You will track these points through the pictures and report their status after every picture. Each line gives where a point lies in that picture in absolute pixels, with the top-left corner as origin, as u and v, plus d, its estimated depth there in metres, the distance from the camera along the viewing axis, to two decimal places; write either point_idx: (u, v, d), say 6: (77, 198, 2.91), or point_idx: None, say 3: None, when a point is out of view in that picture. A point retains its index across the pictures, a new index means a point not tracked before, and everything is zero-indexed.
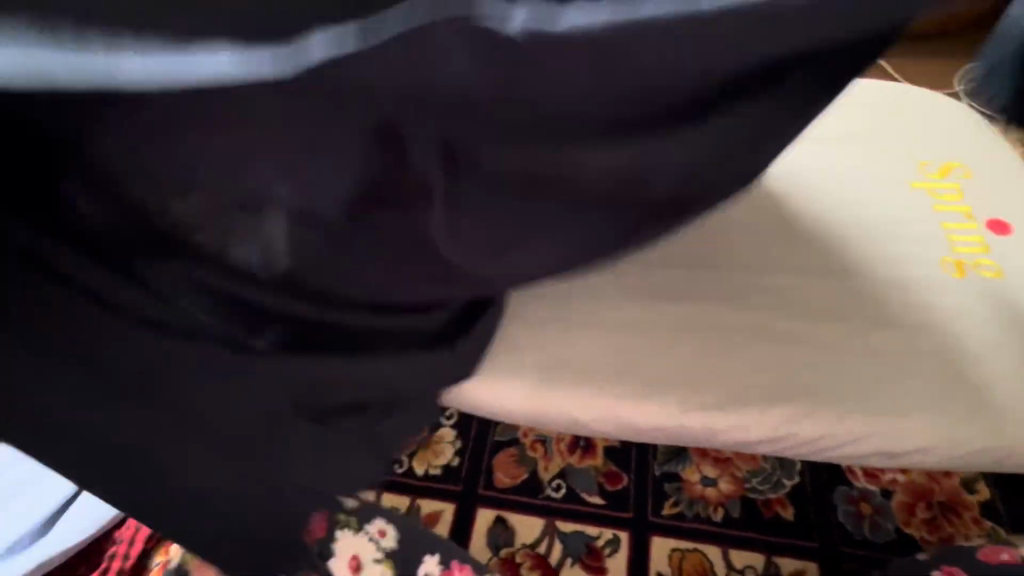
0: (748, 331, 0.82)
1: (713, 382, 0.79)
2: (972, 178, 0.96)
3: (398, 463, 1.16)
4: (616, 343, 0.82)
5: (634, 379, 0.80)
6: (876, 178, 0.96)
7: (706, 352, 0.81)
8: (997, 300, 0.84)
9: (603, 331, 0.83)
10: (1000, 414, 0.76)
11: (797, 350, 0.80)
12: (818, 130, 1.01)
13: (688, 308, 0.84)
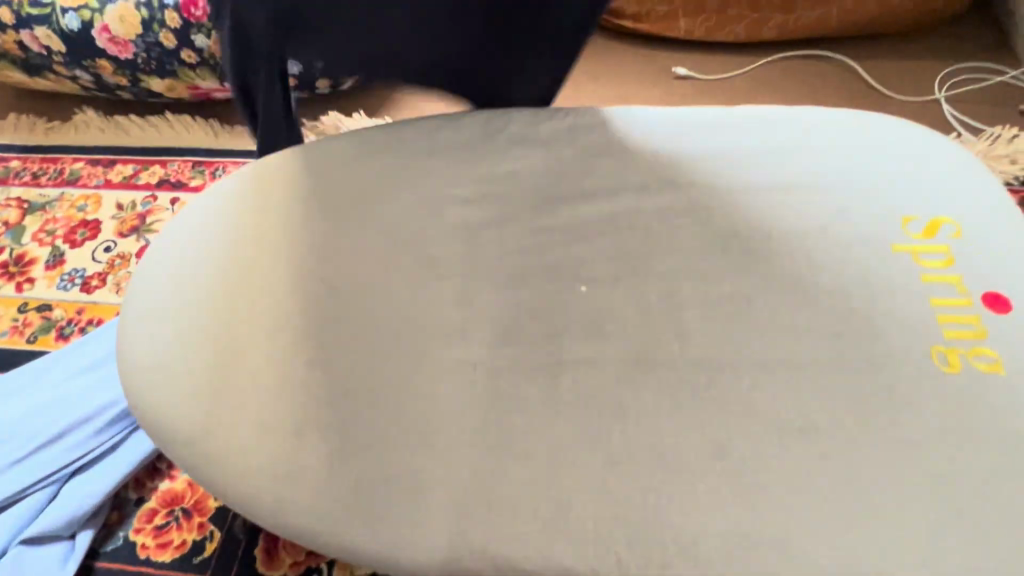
0: (699, 458, 0.69)
1: (656, 530, 0.65)
2: (962, 238, 0.83)
3: (317, 574, 1.00)
4: (542, 480, 0.68)
5: (566, 524, 0.66)
6: (850, 245, 0.82)
7: (648, 489, 0.67)
8: (997, 403, 0.71)
9: (526, 465, 0.69)
10: (1005, 561, 0.62)
11: (758, 482, 0.67)
12: (787, 185, 0.87)
13: (627, 429, 0.71)
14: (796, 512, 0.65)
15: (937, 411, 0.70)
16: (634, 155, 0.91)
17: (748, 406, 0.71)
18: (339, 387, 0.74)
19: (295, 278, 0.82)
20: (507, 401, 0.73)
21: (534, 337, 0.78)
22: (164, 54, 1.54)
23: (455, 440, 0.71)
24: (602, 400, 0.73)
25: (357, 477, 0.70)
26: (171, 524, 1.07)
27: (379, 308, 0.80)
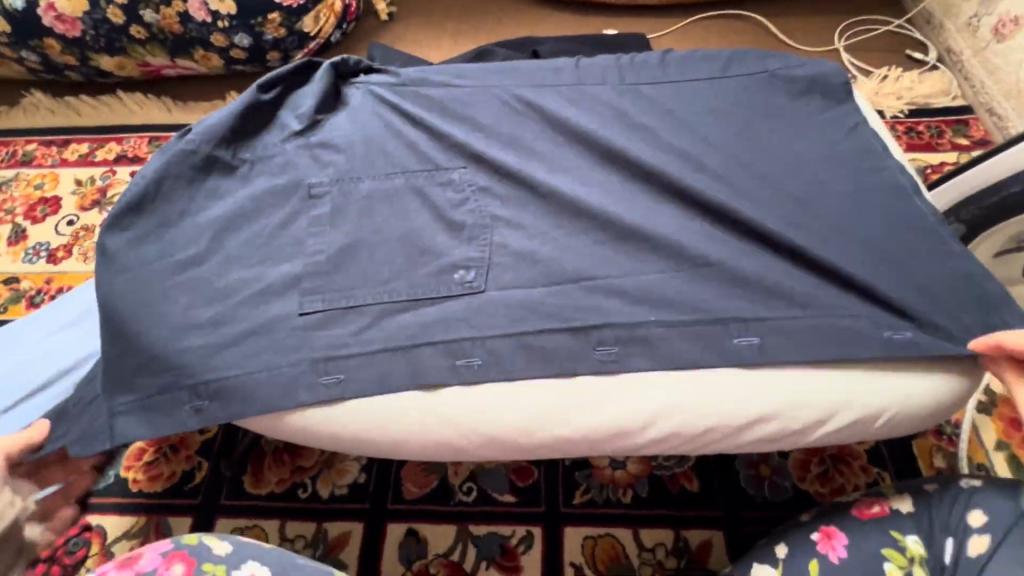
0: (622, 332, 0.80)
1: (584, 387, 0.77)
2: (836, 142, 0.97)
3: (303, 488, 1.10)
4: (494, 358, 0.80)
5: (514, 399, 0.77)
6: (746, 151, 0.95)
7: (579, 356, 0.79)
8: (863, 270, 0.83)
9: (476, 355, 0.80)
10: (873, 388, 0.74)
11: (674, 343, 0.79)
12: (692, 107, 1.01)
13: (561, 320, 0.82)
14: (699, 357, 0.78)
15: (830, 265, 0.82)
16: (560, 91, 1.04)
17: (662, 287, 0.84)
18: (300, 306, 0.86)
19: (267, 224, 0.93)
20: (465, 303, 0.85)
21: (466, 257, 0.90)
22: (112, 31, 1.58)
23: (415, 337, 0.82)
24: (541, 289, 0.84)
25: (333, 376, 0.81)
26: (159, 459, 1.14)
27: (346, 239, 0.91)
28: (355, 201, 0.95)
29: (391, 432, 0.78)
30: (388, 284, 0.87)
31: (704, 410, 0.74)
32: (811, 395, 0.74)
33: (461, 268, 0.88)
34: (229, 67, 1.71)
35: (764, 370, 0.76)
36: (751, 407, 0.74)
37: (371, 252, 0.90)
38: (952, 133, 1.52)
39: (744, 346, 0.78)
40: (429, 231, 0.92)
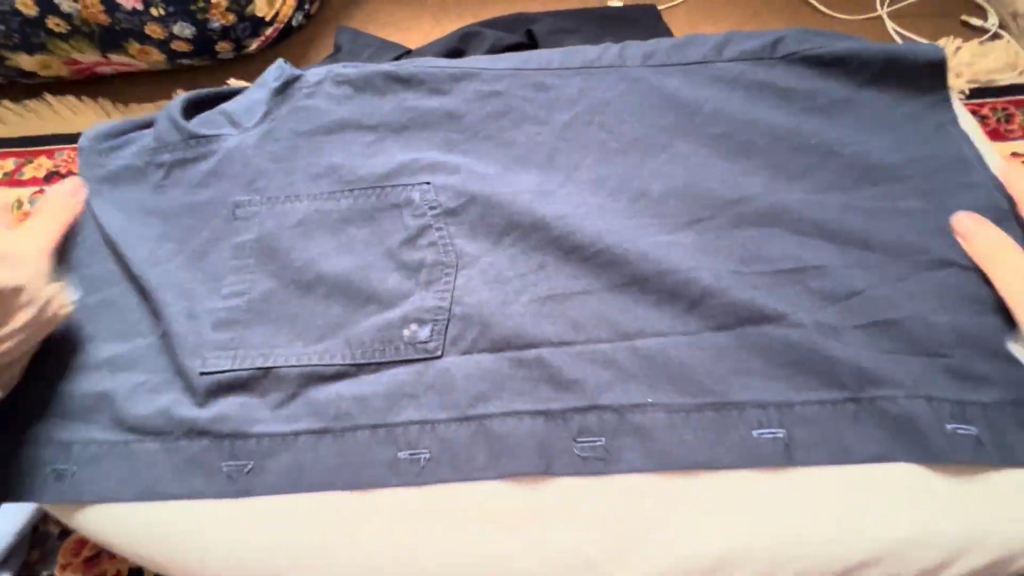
0: (655, 425, 0.60)
1: (617, 518, 0.58)
2: (914, 148, 0.75)
3: None
4: (453, 453, 0.61)
5: (523, 537, 0.58)
6: (791, 166, 0.76)
7: (562, 454, 0.60)
8: (970, 332, 0.63)
9: (456, 473, 0.60)
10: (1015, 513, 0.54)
11: (710, 433, 0.60)
12: (730, 108, 0.79)
13: (563, 399, 0.62)
14: (732, 460, 0.58)
15: (915, 326, 0.63)
16: (563, 83, 0.81)
17: (704, 360, 0.63)
18: (202, 364, 0.66)
19: (177, 280, 0.71)
20: (423, 371, 0.65)
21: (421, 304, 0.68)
22: (26, 25, 1.33)
23: (373, 445, 0.62)
24: (537, 366, 0.64)
25: (242, 462, 0.63)
26: (100, 555, 0.95)
27: (280, 295, 0.70)
28: (290, 233, 0.73)
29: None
30: (326, 341, 0.67)
31: (773, 540, 0.55)
32: (928, 526, 0.54)
33: (413, 322, 0.67)
34: (173, 60, 1.45)
35: (848, 484, 0.57)
36: (839, 544, 0.54)
37: (319, 315, 0.69)
38: (1022, 115, 1.29)
39: (803, 437, 0.59)
40: (379, 275, 0.70)
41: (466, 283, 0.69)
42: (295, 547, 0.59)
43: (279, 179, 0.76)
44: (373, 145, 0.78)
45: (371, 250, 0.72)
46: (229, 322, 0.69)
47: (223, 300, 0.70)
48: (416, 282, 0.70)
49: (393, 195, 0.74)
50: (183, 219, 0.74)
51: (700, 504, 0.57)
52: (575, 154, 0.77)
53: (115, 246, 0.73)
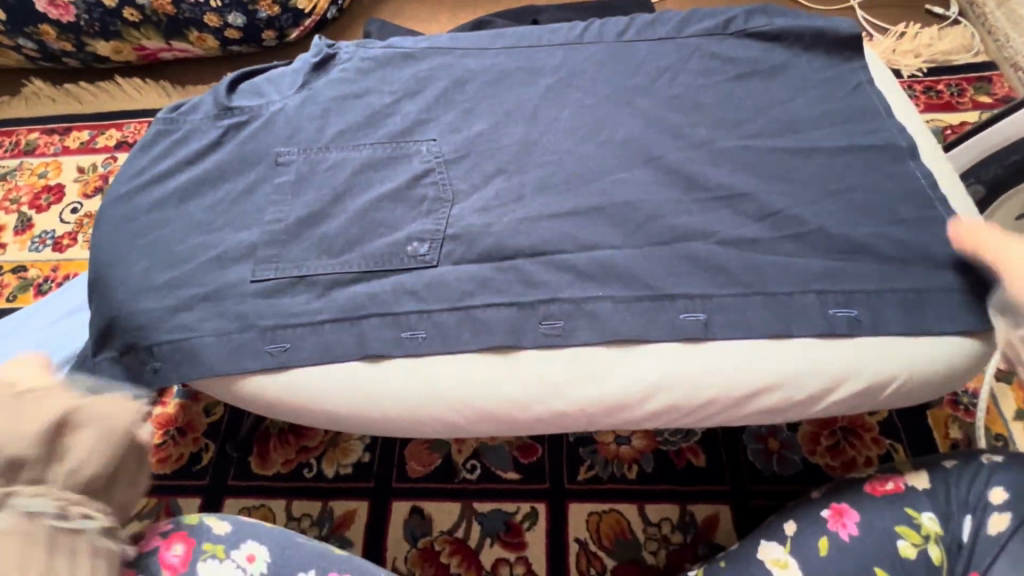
0: (611, 306, 0.77)
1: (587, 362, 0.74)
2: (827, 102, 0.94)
3: (308, 468, 1.10)
4: (444, 332, 0.77)
5: (515, 374, 0.74)
6: (727, 114, 0.94)
7: (530, 332, 0.76)
8: (861, 238, 0.79)
9: (446, 343, 0.76)
10: (883, 354, 0.72)
11: (651, 313, 0.76)
12: (678, 76, 1.00)
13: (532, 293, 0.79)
14: (665, 335, 0.74)
15: (815, 230, 0.81)
16: (547, 58, 1.04)
17: (648, 260, 0.81)
18: (253, 272, 0.84)
19: (239, 202, 0.93)
20: (419, 275, 0.83)
21: (415, 227, 0.88)
22: (105, 15, 1.58)
23: (382, 323, 0.78)
24: (512, 270, 0.82)
25: (279, 345, 0.78)
26: (167, 441, 1.15)
27: (325, 211, 0.91)
28: (328, 168, 0.96)
29: (392, 410, 0.75)
30: (355, 246, 0.87)
31: (699, 382, 0.71)
32: (820, 364, 0.71)
33: (415, 241, 0.86)
34: (225, 47, 1.68)
35: (760, 348, 0.72)
36: (752, 378, 0.71)
37: (346, 227, 0.88)
38: (973, 90, 1.45)
39: (723, 308, 0.76)
40: (393, 202, 0.91)
41: (458, 212, 0.89)
42: (339, 379, 0.76)
43: (319, 131, 0.99)
44: (392, 107, 1.01)
45: (384, 186, 0.93)
46: (276, 237, 0.88)
47: (266, 225, 0.90)
48: (419, 210, 0.90)
49: (407, 147, 0.97)
50: (238, 162, 0.96)
51: (655, 350, 0.73)
52: (550, 111, 0.98)
53: (189, 176, 0.95)
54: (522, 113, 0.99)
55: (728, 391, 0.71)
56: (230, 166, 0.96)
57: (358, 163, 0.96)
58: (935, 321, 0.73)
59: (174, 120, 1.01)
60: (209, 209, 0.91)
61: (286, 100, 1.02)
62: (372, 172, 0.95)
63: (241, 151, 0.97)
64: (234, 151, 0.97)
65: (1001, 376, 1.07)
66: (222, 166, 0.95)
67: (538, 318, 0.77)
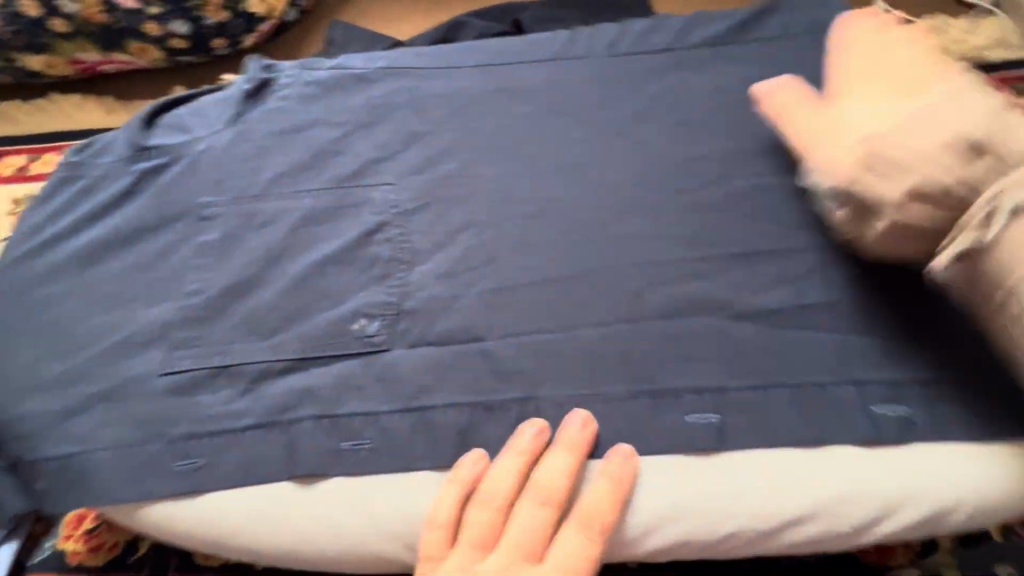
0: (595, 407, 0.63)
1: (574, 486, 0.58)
2: None
3: None
4: (395, 441, 0.63)
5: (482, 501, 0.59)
6: (740, 146, 0.78)
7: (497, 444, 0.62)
8: (908, 311, 0.64)
9: (397, 458, 0.62)
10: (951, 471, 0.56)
11: (646, 415, 0.62)
12: (682, 99, 0.83)
13: (504, 387, 0.65)
14: (665, 445, 0.60)
15: (849, 303, 0.66)
16: (524, 79, 0.88)
17: (646, 342, 0.66)
18: (164, 362, 0.69)
19: (151, 266, 0.76)
20: (368, 364, 0.67)
21: (367, 297, 0.72)
22: (30, 25, 1.40)
23: (314, 432, 0.64)
24: (480, 357, 0.67)
25: (193, 460, 0.63)
26: (100, 527, 1.00)
27: (255, 277, 0.75)
28: (260, 222, 0.79)
29: (327, 550, 0.59)
30: (289, 326, 0.71)
31: (711, 512, 0.56)
32: (868, 486, 0.56)
33: (362, 317, 0.70)
34: (172, 59, 1.51)
35: (782, 462, 0.58)
36: (777, 510, 0.56)
37: (278, 301, 0.72)
38: (1012, 92, 1.28)
39: (738, 408, 0.61)
40: (339, 265, 0.75)
41: (416, 278, 0.73)
42: (263, 510, 0.60)
43: (254, 175, 0.83)
44: (342, 143, 0.85)
45: (329, 244, 0.76)
46: (197, 312, 0.72)
47: (183, 297, 0.74)
48: (370, 276, 0.74)
49: (358, 193, 0.81)
50: (154, 214, 0.79)
51: (652, 470, 0.59)
52: (530, 145, 0.82)
53: (92, 236, 0.78)
54: (497, 150, 0.82)
55: (750, 525, 0.56)
56: (143, 219, 0.79)
57: (297, 213, 0.79)
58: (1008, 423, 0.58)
59: (79, 163, 0.84)
60: (116, 277, 0.75)
61: (213, 137, 0.85)
62: (316, 223, 0.79)
63: (158, 201, 0.81)
64: (150, 203, 0.80)
65: None
66: (134, 221, 0.79)
67: (512, 419, 0.63)
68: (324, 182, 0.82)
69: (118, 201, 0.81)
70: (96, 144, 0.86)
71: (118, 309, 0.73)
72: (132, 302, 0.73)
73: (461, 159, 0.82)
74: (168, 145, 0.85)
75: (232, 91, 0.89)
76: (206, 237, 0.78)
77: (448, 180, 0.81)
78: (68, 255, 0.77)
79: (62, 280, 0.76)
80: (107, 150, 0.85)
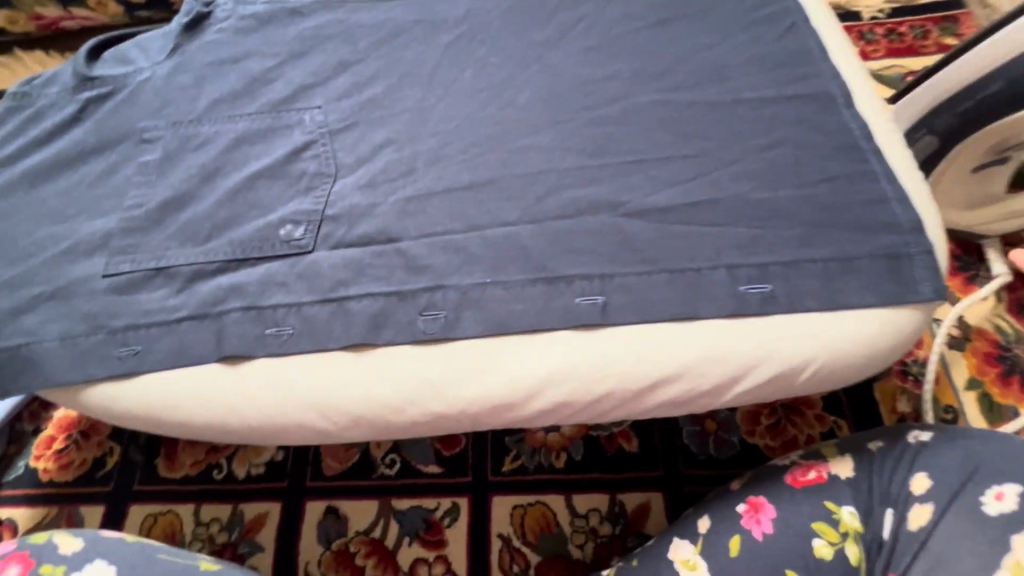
0: (497, 292, 0.69)
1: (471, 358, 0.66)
2: (758, 46, 0.83)
3: (218, 469, 1.03)
4: (313, 327, 0.69)
5: (388, 373, 0.66)
6: (644, 64, 0.83)
7: (406, 327, 0.69)
8: (783, 203, 0.70)
9: (315, 340, 0.68)
10: (801, 337, 0.64)
11: (543, 298, 0.68)
12: (594, 25, 0.88)
13: (417, 280, 0.71)
14: (557, 322, 0.67)
15: (733, 197, 0.71)
16: (449, 9, 0.92)
17: (545, 237, 0.72)
18: (106, 266, 0.75)
19: (94, 184, 0.82)
20: (293, 263, 0.74)
21: (294, 206, 0.78)
22: None
23: (242, 320, 0.70)
24: (394, 256, 0.73)
25: (130, 348, 0.69)
26: (69, 447, 1.08)
27: (191, 192, 0.80)
28: (196, 145, 0.84)
29: (254, 421, 0.66)
30: (222, 233, 0.77)
31: (588, 374, 0.64)
32: (727, 350, 0.64)
33: (289, 224, 0.76)
34: (131, 14, 1.54)
35: (657, 334, 0.65)
36: (646, 373, 0.64)
37: (211, 212, 0.78)
38: (939, 32, 1.33)
39: (623, 290, 0.68)
40: (269, 180, 0.81)
41: (339, 189, 0.79)
42: (195, 385, 0.67)
43: (192, 102, 0.88)
44: (276, 71, 0.90)
45: (260, 161, 0.82)
46: (135, 223, 0.78)
47: (124, 211, 0.79)
48: (297, 188, 0.80)
49: (289, 117, 0.86)
50: (96, 138, 0.85)
51: (543, 343, 0.66)
52: (452, 71, 0.87)
53: (39, 159, 0.84)
54: (421, 75, 0.88)
55: (622, 385, 0.64)
56: (86, 143, 0.84)
57: (232, 135, 0.85)
58: (855, 293, 0.65)
59: (27, 95, 0.89)
60: (62, 194, 0.81)
61: (154, 68, 0.90)
62: (249, 144, 0.84)
63: (100, 127, 0.86)
64: (93, 128, 0.86)
65: (952, 343, 1.00)
66: (77, 145, 0.84)
67: (419, 306, 0.70)
68: (259, 106, 0.87)
69: (64, 128, 0.86)
70: (42, 77, 0.91)
71: (63, 223, 0.79)
72: (77, 217, 0.79)
73: (387, 85, 0.87)
74: (109, 76, 0.89)
75: (172, 26, 0.94)
76: (147, 159, 0.84)
77: (373, 104, 0.86)
78: (17, 175, 0.83)
79: (12, 198, 0.81)
80: (53, 82, 0.90)
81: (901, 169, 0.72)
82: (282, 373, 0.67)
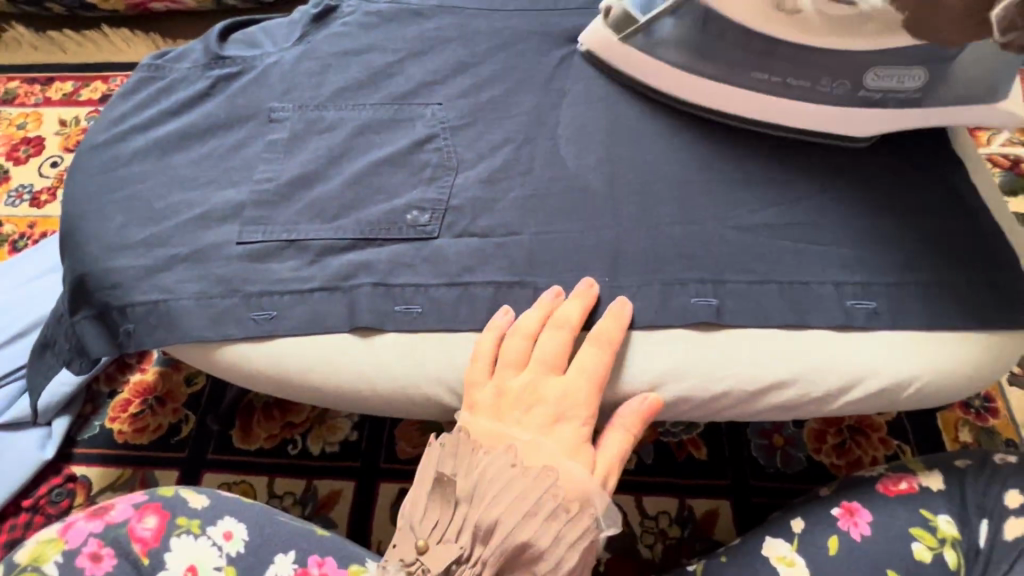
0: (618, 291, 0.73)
1: (603, 360, 0.69)
2: None
3: (292, 444, 1.05)
4: (440, 309, 0.73)
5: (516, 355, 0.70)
6: None
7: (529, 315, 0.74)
8: (889, 229, 0.75)
9: (445, 321, 0.73)
10: (908, 353, 0.69)
11: (663, 299, 0.72)
12: None
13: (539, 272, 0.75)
14: (675, 323, 0.71)
15: (843, 219, 0.76)
16: (563, 23, 0.98)
17: (662, 241, 0.76)
18: (239, 235, 0.79)
19: (225, 157, 0.86)
20: (419, 247, 0.77)
21: (419, 193, 0.82)
22: None
23: (374, 296, 0.74)
24: (516, 247, 0.77)
25: (267, 313, 0.74)
26: (145, 411, 1.09)
27: (319, 172, 0.84)
28: (322, 128, 0.89)
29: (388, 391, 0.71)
30: (350, 213, 0.80)
31: (704, 373, 0.69)
32: (838, 360, 0.69)
33: (415, 209, 0.80)
34: (220, 0, 1.59)
35: (770, 342, 0.70)
36: (761, 377, 0.69)
37: (339, 192, 0.82)
38: None
39: (739, 297, 0.72)
40: (393, 167, 0.85)
41: (461, 181, 0.83)
42: (333, 350, 0.72)
43: (317, 88, 0.92)
44: (398, 66, 0.94)
45: (384, 149, 0.86)
46: (265, 196, 0.82)
47: (254, 183, 0.83)
48: (420, 177, 0.84)
49: (411, 109, 0.90)
50: (227, 113, 0.89)
51: (663, 342, 0.71)
52: (567, 80, 0.92)
53: (172, 128, 0.87)
54: (536, 81, 0.92)
55: (736, 385, 0.69)
56: (217, 117, 0.89)
57: (355, 122, 0.89)
58: (956, 317, 0.70)
59: (159, 66, 0.93)
60: (194, 163, 0.85)
61: (281, 53, 0.95)
62: (373, 131, 0.88)
63: (230, 102, 0.90)
64: (223, 104, 0.90)
65: (1014, 379, 1.03)
66: (209, 117, 0.88)
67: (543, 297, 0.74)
68: (382, 97, 0.91)
69: (194, 101, 0.90)
70: (174, 51, 0.95)
71: (196, 190, 0.83)
72: (209, 185, 0.83)
73: (504, 87, 0.92)
74: (239, 56, 0.94)
75: (299, 16, 0.99)
76: (275, 137, 0.88)
77: (492, 104, 0.91)
78: (152, 142, 0.86)
79: (146, 163, 0.85)
80: (185, 57, 0.94)
81: (998, 207, 0.77)
82: (414, 349, 0.72)
